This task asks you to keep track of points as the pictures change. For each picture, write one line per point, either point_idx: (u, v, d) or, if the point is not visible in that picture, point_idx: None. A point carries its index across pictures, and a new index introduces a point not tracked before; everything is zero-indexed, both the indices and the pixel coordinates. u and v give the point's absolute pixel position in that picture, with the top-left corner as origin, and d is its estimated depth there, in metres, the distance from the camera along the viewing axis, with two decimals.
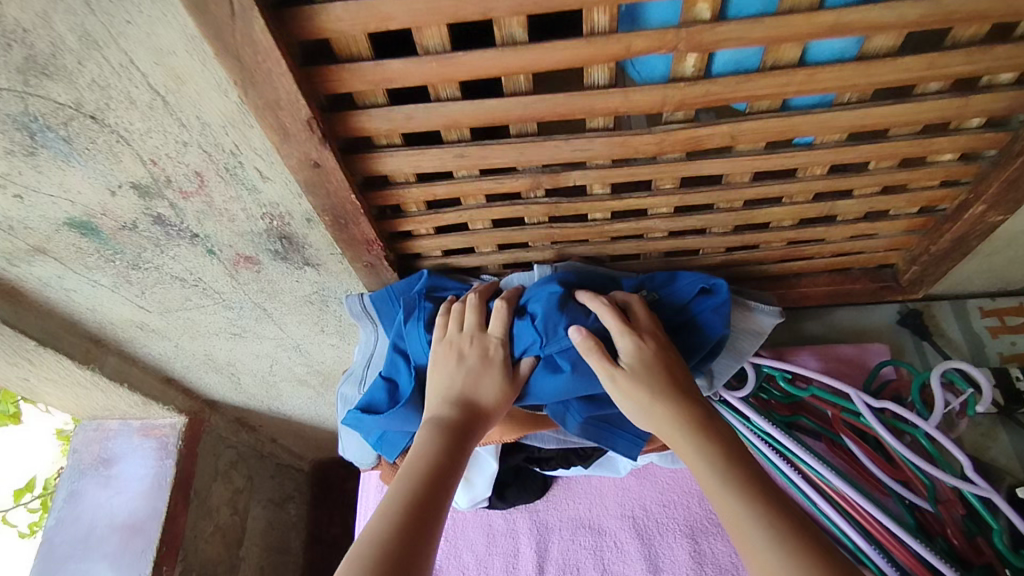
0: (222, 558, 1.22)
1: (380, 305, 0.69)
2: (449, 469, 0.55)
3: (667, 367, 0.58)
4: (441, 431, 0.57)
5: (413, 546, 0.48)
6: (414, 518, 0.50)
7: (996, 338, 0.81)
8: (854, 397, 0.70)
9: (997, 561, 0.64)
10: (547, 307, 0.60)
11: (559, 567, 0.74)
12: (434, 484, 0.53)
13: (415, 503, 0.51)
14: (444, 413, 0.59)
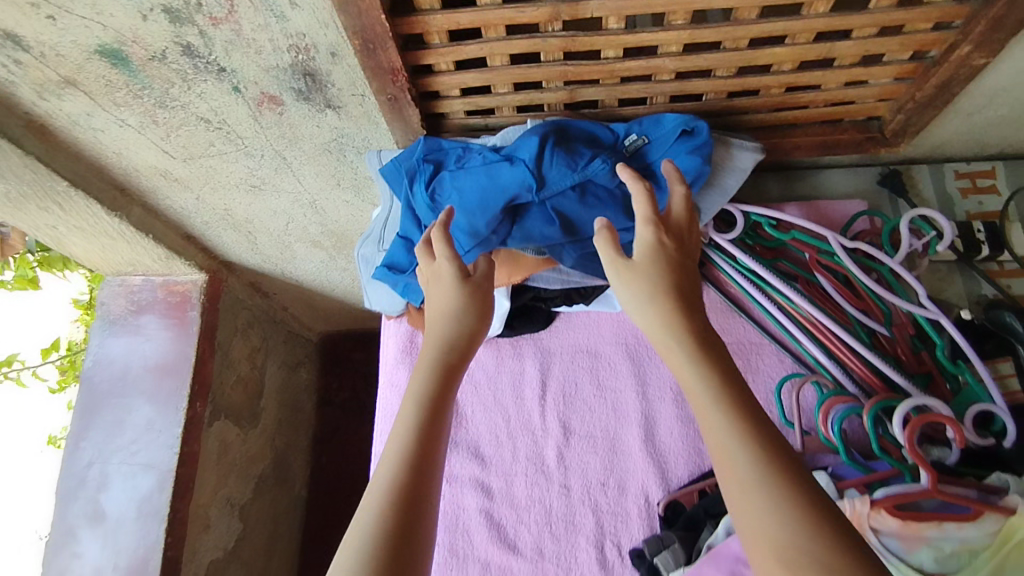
0: (245, 406, 1.34)
1: (388, 175, 0.74)
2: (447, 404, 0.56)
3: (671, 270, 0.58)
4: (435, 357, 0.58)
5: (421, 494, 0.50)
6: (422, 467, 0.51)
7: (965, 197, 0.87)
8: (830, 236, 0.78)
9: (934, 370, 0.74)
10: (532, 159, 0.66)
11: (560, 383, 0.84)
12: (434, 417, 0.54)
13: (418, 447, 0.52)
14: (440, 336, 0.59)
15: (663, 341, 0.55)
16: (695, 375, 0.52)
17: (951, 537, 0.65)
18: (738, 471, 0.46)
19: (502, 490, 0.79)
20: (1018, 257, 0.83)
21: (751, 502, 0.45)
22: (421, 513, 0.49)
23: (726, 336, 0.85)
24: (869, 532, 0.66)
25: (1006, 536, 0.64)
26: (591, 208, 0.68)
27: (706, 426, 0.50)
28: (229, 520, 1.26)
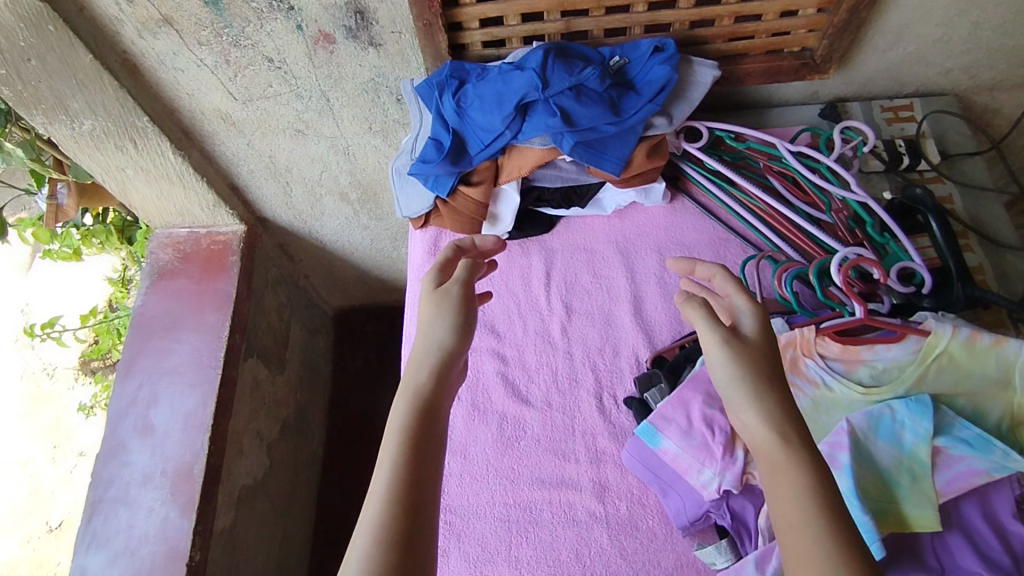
0: (273, 352, 1.47)
1: (421, 92, 0.91)
2: (432, 410, 0.62)
3: (776, 372, 0.61)
4: (424, 369, 0.64)
5: (416, 504, 0.56)
6: (414, 482, 0.57)
7: (890, 125, 1.06)
8: (777, 143, 0.95)
9: (867, 241, 0.89)
10: (538, 65, 0.84)
11: (562, 273, 0.99)
12: (421, 420, 0.60)
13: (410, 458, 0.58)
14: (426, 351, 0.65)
15: (768, 438, 0.57)
16: (798, 476, 0.54)
17: (883, 357, 0.80)
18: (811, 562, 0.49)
19: (515, 358, 0.93)
20: (933, 166, 1.01)
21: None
22: (418, 524, 0.55)
23: (698, 235, 1.00)
24: (816, 356, 0.81)
25: (925, 348, 0.78)
26: (586, 105, 0.85)
27: (787, 497, 0.53)
28: (258, 453, 1.37)
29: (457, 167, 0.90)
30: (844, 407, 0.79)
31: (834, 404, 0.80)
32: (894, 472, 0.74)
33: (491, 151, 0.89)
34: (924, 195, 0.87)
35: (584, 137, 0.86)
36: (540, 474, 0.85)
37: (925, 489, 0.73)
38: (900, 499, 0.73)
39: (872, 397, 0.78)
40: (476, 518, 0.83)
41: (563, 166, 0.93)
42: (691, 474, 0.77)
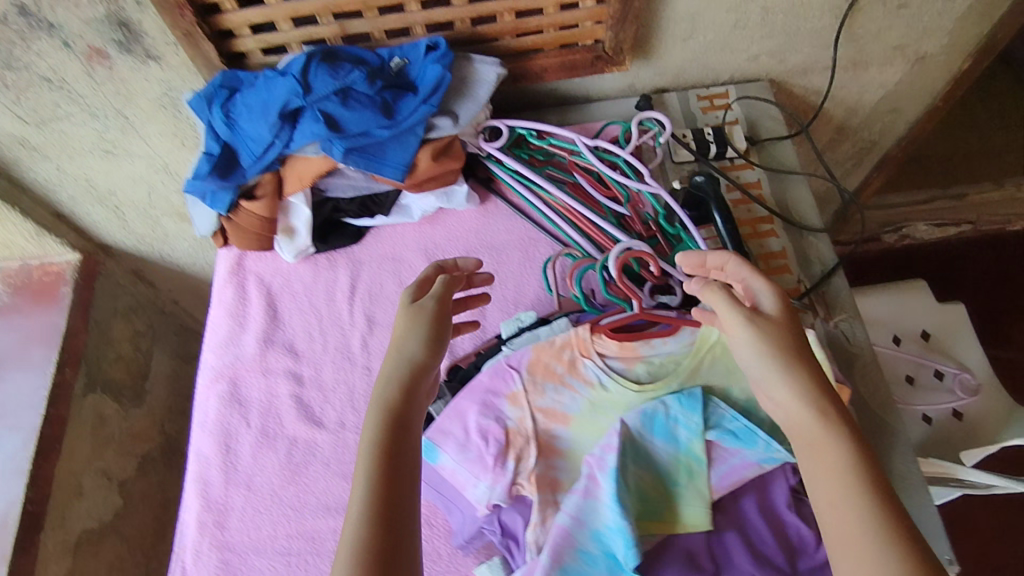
0: (127, 384, 1.41)
1: (192, 102, 0.87)
2: (404, 430, 0.61)
3: (802, 346, 0.63)
4: (391, 393, 0.63)
5: (392, 530, 0.56)
6: (386, 510, 0.56)
7: (705, 114, 1.04)
8: (575, 138, 0.93)
9: (659, 234, 0.88)
10: (297, 69, 0.80)
11: (367, 286, 0.95)
12: (393, 443, 0.60)
13: (381, 486, 0.57)
14: (391, 371, 0.64)
15: (802, 416, 0.60)
16: (837, 454, 0.57)
17: (660, 351, 0.78)
18: (859, 533, 0.53)
19: (312, 378, 0.89)
20: (741, 152, 0.99)
21: (871, 552, 0.52)
22: (395, 556, 0.55)
23: (508, 236, 0.97)
24: (595, 355, 0.78)
25: (698, 341, 0.77)
26: (354, 109, 0.81)
27: (834, 478, 0.56)
28: (106, 493, 1.30)
29: (231, 181, 0.85)
30: (623, 406, 0.77)
31: (612, 404, 0.77)
32: (671, 471, 0.74)
33: (265, 162, 0.85)
34: (706, 182, 0.87)
35: (357, 144, 0.82)
36: (326, 501, 0.82)
37: (699, 485, 0.73)
38: (677, 498, 0.73)
39: (649, 393, 0.77)
40: (257, 554, 0.79)
41: (350, 174, 0.89)
42: (467, 488, 0.75)
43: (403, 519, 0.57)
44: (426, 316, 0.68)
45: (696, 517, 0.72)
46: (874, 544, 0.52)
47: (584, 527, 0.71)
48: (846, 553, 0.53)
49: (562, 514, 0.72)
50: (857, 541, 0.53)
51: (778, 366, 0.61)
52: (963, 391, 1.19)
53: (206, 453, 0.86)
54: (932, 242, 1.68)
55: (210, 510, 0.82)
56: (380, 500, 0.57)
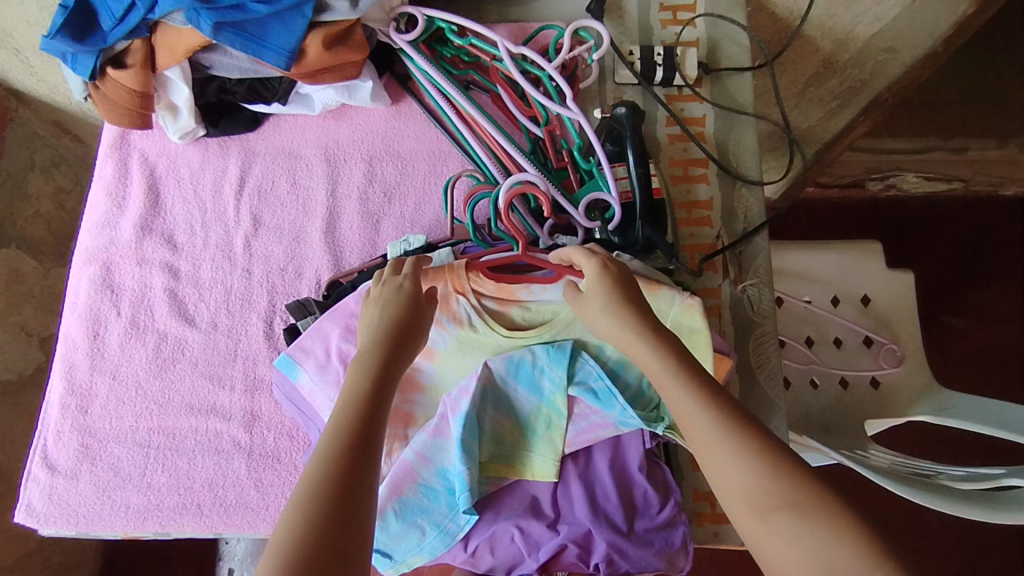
0: (47, 242, 1.37)
1: None
2: (383, 388, 0.60)
3: (620, 279, 0.64)
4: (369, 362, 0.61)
5: (358, 484, 0.53)
6: (351, 463, 0.53)
7: (664, 28, 0.91)
8: (497, 41, 0.81)
9: (571, 166, 0.81)
10: None
11: (257, 181, 0.88)
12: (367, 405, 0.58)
13: (351, 438, 0.55)
14: (369, 343, 0.63)
15: (623, 338, 0.61)
16: (653, 359, 0.58)
17: (538, 298, 0.74)
18: (703, 436, 0.53)
19: (189, 273, 0.85)
20: (689, 82, 0.89)
21: (711, 446, 0.53)
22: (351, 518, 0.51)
23: (418, 145, 0.89)
24: (470, 293, 0.74)
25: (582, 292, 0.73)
26: None
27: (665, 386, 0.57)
28: (25, 347, 1.31)
29: (91, 44, 0.75)
30: (492, 348, 0.75)
31: (480, 346, 0.74)
32: (530, 420, 0.72)
33: (128, 25, 0.74)
34: (626, 115, 0.79)
35: (229, 20, 0.71)
36: (190, 400, 0.80)
37: (554, 439, 0.70)
38: (530, 447, 0.71)
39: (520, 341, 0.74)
40: (116, 444, 0.79)
41: (233, 54, 0.78)
42: (321, 411, 0.74)
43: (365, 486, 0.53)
44: (414, 293, 0.67)
45: (545, 470, 0.70)
46: (717, 433, 0.53)
47: (429, 464, 0.70)
48: (713, 462, 0.53)
49: (408, 449, 0.71)
50: (705, 440, 0.53)
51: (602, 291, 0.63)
52: (886, 361, 1.15)
53: (73, 337, 0.83)
54: (920, 195, 1.56)
55: (73, 394, 0.81)
56: (347, 447, 0.54)
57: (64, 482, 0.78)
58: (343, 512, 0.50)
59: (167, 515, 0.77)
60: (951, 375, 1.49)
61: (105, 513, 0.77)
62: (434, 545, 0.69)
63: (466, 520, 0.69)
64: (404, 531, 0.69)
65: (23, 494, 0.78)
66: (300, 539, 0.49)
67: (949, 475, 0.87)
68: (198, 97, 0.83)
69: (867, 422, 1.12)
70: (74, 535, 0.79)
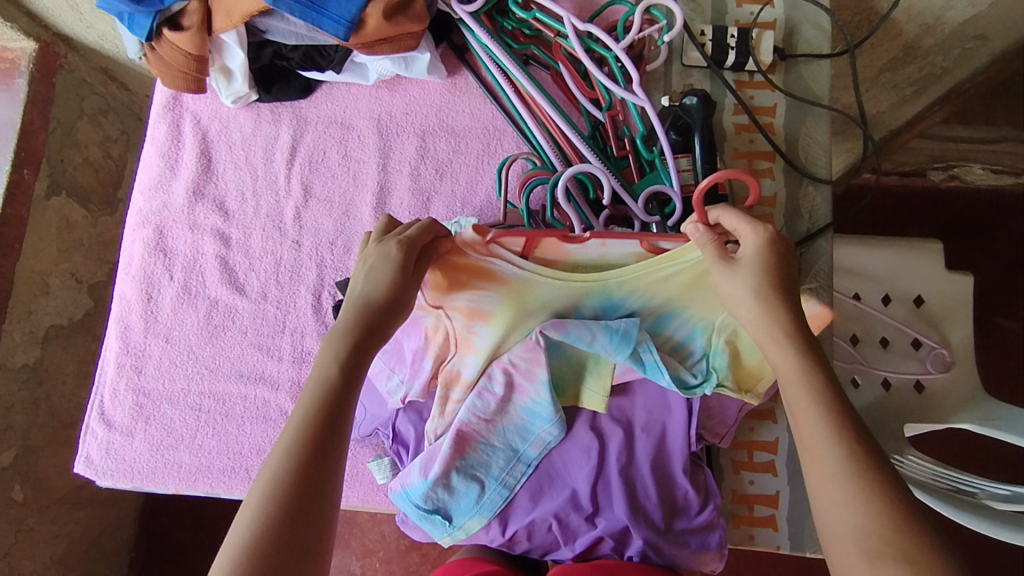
0: (96, 190, 1.39)
1: None
2: (354, 366, 0.57)
3: (783, 270, 0.61)
4: (341, 341, 0.57)
5: (317, 474, 0.51)
6: (314, 453, 0.52)
7: (740, 7, 0.86)
8: (564, 16, 0.77)
9: (632, 155, 0.78)
10: None
11: (309, 150, 0.87)
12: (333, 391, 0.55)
13: (314, 423, 0.53)
14: (341, 320, 0.59)
15: (763, 334, 0.60)
16: (791, 360, 0.58)
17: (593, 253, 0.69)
18: (828, 470, 0.52)
19: (239, 242, 0.85)
20: (762, 68, 0.84)
21: (831, 480, 0.52)
22: (303, 515, 0.50)
23: (472, 122, 0.86)
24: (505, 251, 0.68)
25: (675, 253, 0.66)
26: None
27: (793, 389, 0.57)
28: (74, 293, 1.35)
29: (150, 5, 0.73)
30: (547, 303, 0.72)
31: (531, 295, 0.71)
32: (583, 355, 0.72)
33: None
34: (697, 106, 0.74)
35: None
36: (240, 367, 0.81)
37: (604, 376, 0.71)
38: (582, 379, 0.72)
39: (579, 286, 0.70)
40: (168, 405, 0.81)
41: (291, 20, 0.76)
42: (378, 381, 0.76)
43: (322, 480, 0.52)
44: (400, 261, 0.61)
45: (594, 403, 0.71)
46: (833, 449, 0.52)
47: (490, 424, 0.71)
48: (816, 473, 0.53)
49: (465, 411, 0.71)
50: (817, 452, 0.53)
51: (754, 278, 0.60)
52: (933, 365, 1.11)
53: (125, 297, 0.85)
54: (986, 188, 1.48)
55: (129, 354, 0.83)
56: (310, 435, 0.53)
57: (119, 439, 0.81)
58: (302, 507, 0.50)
59: (216, 476, 0.80)
60: (995, 379, 1.45)
61: (159, 470, 0.80)
62: (493, 500, 0.70)
63: (524, 468, 0.71)
64: (466, 488, 0.70)
65: (82, 445, 0.82)
66: (251, 537, 0.48)
67: (993, 495, 0.82)
68: (252, 62, 0.82)
69: (908, 426, 1.09)
70: (129, 487, 0.83)
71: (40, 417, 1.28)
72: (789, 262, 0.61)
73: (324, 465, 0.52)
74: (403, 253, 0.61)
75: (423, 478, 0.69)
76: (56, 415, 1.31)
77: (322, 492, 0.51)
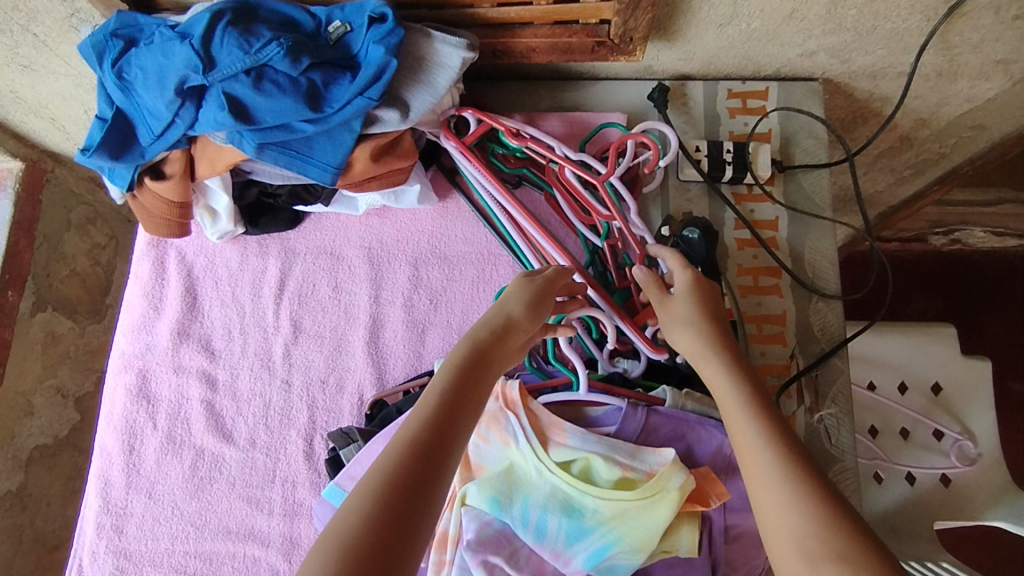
0: (83, 300, 1.33)
1: (83, 55, 0.70)
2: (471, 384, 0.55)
3: (714, 308, 0.63)
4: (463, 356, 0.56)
5: (429, 481, 0.48)
6: (424, 460, 0.49)
7: (733, 118, 0.85)
8: (556, 146, 0.77)
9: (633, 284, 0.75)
10: (203, 36, 0.63)
11: (298, 283, 0.84)
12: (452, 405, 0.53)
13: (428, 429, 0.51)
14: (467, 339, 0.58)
15: (692, 345, 0.61)
16: (714, 366, 0.59)
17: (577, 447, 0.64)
18: (770, 488, 0.50)
19: (226, 383, 0.81)
20: (761, 182, 0.82)
21: (759, 467, 0.51)
22: (406, 518, 0.46)
23: (465, 247, 0.83)
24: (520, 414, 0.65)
25: (651, 484, 0.60)
26: (269, 95, 0.64)
27: (718, 388, 0.58)
28: (60, 410, 1.29)
29: (134, 161, 0.71)
30: (531, 483, 0.64)
31: (520, 477, 0.65)
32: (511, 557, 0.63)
33: (168, 142, 0.69)
34: (700, 240, 0.73)
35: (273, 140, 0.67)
36: (227, 523, 0.76)
37: None
38: None
39: (562, 487, 0.63)
40: (152, 567, 0.75)
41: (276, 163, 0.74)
42: None
43: (427, 490, 0.48)
44: (535, 291, 0.62)
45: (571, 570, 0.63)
46: (758, 441, 0.52)
47: None
48: (749, 467, 0.52)
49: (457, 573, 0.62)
50: (746, 444, 0.53)
51: (684, 308, 0.63)
52: (958, 458, 1.05)
53: (105, 447, 0.80)
54: (991, 254, 1.46)
55: (109, 513, 0.78)
56: (424, 434, 0.50)
57: None
58: (415, 509, 0.47)
59: None
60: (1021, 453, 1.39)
61: None
62: None
63: None
64: None
65: None
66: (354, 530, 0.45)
67: None
68: (238, 200, 0.80)
69: (937, 524, 1.04)
70: None
71: (22, 546, 1.22)
72: (719, 303, 0.64)
73: (432, 475, 0.49)
74: (544, 288, 0.63)
75: None
76: (41, 541, 1.25)
77: (429, 498, 0.48)
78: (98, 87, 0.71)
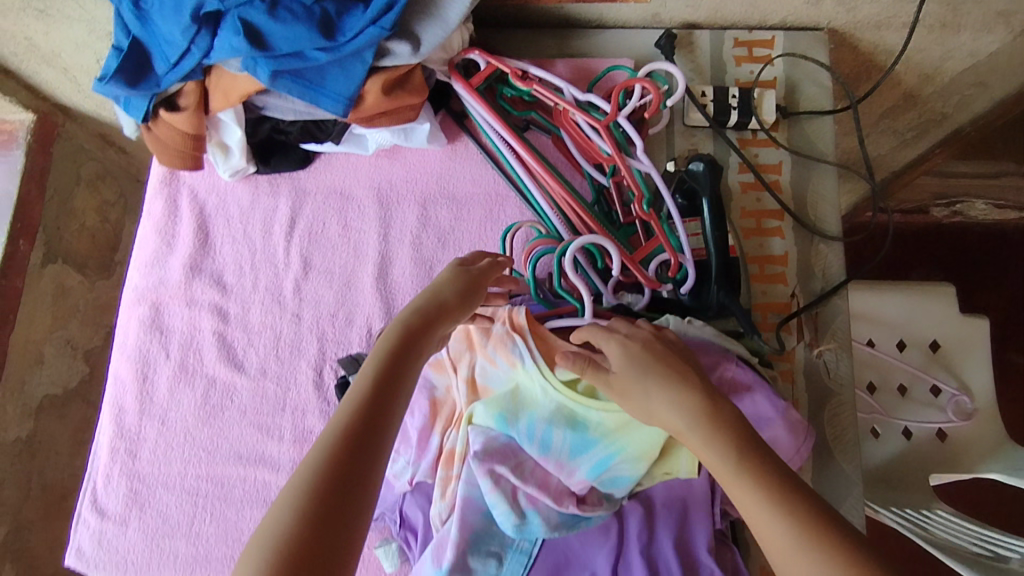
0: (92, 256, 1.36)
1: None
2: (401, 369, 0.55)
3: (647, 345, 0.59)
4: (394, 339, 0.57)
5: (361, 470, 0.49)
6: (356, 448, 0.49)
7: (739, 66, 0.86)
8: (563, 86, 0.78)
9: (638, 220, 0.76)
10: None
11: (308, 222, 0.85)
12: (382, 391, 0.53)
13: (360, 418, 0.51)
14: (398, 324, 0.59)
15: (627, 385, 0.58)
16: (656, 397, 0.56)
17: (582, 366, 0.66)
18: (746, 493, 0.49)
19: (238, 317, 0.82)
20: (766, 126, 0.83)
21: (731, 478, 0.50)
22: (340, 510, 0.47)
23: (473, 188, 0.84)
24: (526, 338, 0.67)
25: None
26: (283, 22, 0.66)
27: (664, 418, 0.55)
28: (69, 362, 1.32)
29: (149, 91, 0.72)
30: (536, 401, 0.67)
31: (525, 396, 0.67)
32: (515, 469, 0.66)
33: (183, 71, 0.70)
34: (704, 174, 0.75)
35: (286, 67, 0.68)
36: (239, 450, 0.78)
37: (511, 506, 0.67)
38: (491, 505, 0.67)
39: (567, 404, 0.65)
40: (165, 490, 0.78)
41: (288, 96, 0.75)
42: None
43: (360, 478, 0.49)
44: (466, 281, 0.63)
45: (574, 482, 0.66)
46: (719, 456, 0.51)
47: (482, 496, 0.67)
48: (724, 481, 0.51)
49: (464, 485, 0.67)
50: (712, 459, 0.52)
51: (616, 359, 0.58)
52: (955, 413, 1.07)
53: (119, 378, 0.82)
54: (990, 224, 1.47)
55: (123, 438, 0.80)
56: (357, 421, 0.51)
57: (111, 536, 0.77)
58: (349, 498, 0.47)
59: (214, 566, 0.75)
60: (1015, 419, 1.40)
61: (155, 560, 0.76)
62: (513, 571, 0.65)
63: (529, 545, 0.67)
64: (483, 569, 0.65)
65: (74, 536, 0.78)
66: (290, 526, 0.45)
67: None
68: (250, 137, 0.81)
69: (933, 477, 1.05)
70: None
71: (32, 492, 1.24)
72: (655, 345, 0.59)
73: (365, 463, 0.49)
74: (473, 282, 0.64)
75: (436, 566, 0.65)
76: (51, 488, 1.27)
77: (361, 487, 0.48)
78: (116, 19, 0.73)
